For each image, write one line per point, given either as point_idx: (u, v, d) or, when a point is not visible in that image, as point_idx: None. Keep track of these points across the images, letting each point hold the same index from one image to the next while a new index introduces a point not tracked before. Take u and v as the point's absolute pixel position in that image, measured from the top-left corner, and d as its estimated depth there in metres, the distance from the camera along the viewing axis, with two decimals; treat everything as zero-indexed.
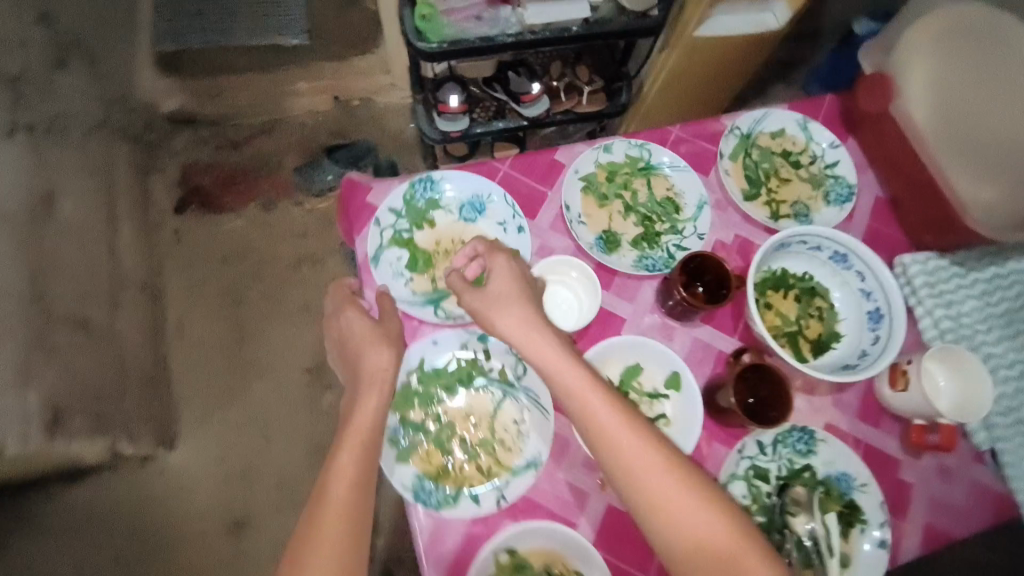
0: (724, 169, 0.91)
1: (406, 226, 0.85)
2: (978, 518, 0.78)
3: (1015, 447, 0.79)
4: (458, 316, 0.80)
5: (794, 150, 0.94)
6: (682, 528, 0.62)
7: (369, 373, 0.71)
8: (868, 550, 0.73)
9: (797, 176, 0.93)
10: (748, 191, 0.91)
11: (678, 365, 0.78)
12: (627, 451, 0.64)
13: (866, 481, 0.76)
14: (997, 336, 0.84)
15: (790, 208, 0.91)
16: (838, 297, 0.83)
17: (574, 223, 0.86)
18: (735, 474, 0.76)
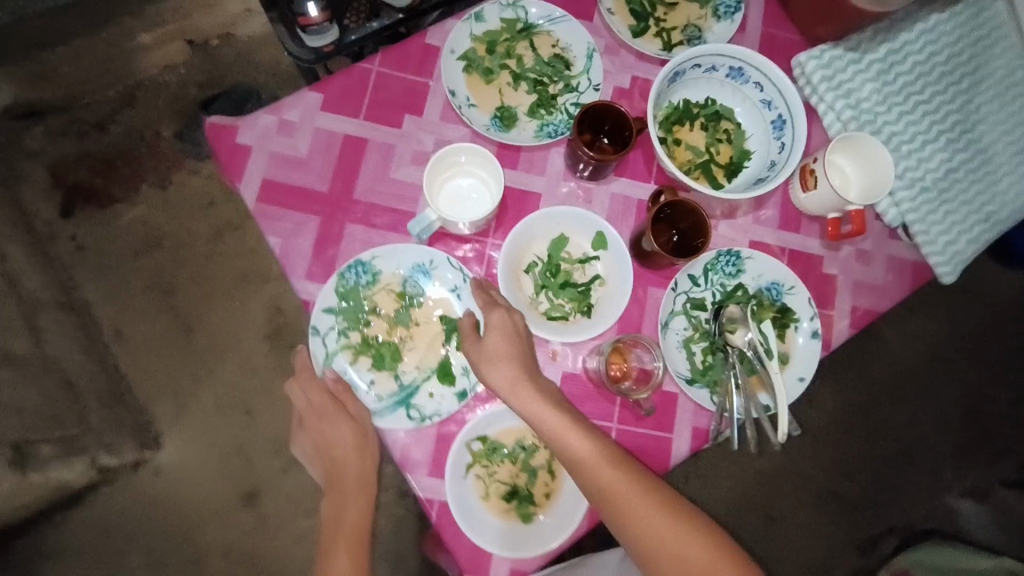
0: (606, 9, 0.85)
1: (348, 331, 0.74)
2: (900, 287, 0.84)
3: (921, 215, 0.82)
4: (432, 415, 0.73)
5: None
6: (625, 514, 0.66)
7: (356, 472, 0.77)
8: (803, 343, 0.79)
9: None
10: (637, 26, 0.86)
11: (600, 224, 0.77)
12: (551, 429, 0.67)
13: (794, 284, 0.80)
14: (895, 112, 0.85)
15: (683, 34, 0.86)
16: (742, 114, 0.83)
17: (464, 107, 0.80)
18: (674, 312, 0.78)
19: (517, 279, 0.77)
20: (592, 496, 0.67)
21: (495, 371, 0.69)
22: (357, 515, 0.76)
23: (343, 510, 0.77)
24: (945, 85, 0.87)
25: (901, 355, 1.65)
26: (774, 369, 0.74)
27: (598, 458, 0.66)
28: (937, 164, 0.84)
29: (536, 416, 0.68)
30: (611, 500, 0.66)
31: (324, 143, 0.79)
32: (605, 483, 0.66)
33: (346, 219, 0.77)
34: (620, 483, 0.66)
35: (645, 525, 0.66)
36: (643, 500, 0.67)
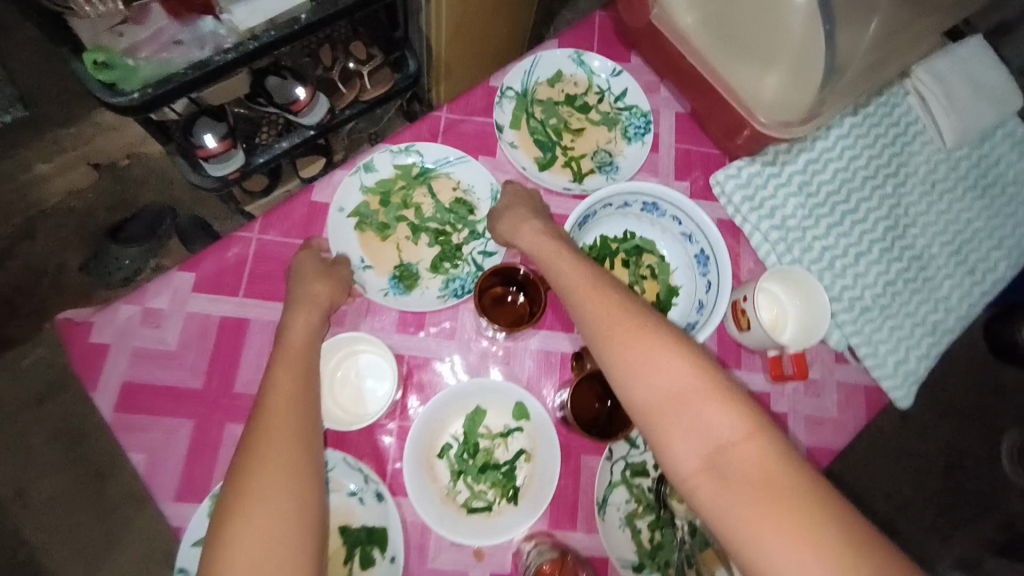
0: (508, 142, 0.79)
1: None
2: (854, 420, 0.76)
3: (865, 336, 0.77)
4: None
5: (578, 92, 0.83)
6: (742, 487, 0.50)
7: (302, 316, 0.63)
8: None
9: (590, 121, 0.82)
10: (543, 158, 0.80)
11: (520, 394, 0.68)
12: (596, 320, 0.58)
13: None
14: (823, 227, 0.80)
15: (593, 161, 0.81)
16: (664, 247, 0.76)
17: (359, 272, 0.72)
18: (613, 482, 0.69)
19: (430, 468, 0.67)
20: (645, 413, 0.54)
21: (529, 232, 0.68)
22: (287, 415, 0.54)
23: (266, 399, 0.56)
24: (868, 190, 0.82)
25: None
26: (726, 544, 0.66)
27: (708, 402, 0.53)
28: (874, 278, 0.79)
29: (628, 355, 0.56)
30: (730, 461, 0.51)
31: (197, 329, 0.69)
32: (726, 440, 0.52)
33: (226, 418, 0.67)
34: (735, 435, 0.52)
35: (778, 507, 0.48)
36: (771, 472, 0.50)
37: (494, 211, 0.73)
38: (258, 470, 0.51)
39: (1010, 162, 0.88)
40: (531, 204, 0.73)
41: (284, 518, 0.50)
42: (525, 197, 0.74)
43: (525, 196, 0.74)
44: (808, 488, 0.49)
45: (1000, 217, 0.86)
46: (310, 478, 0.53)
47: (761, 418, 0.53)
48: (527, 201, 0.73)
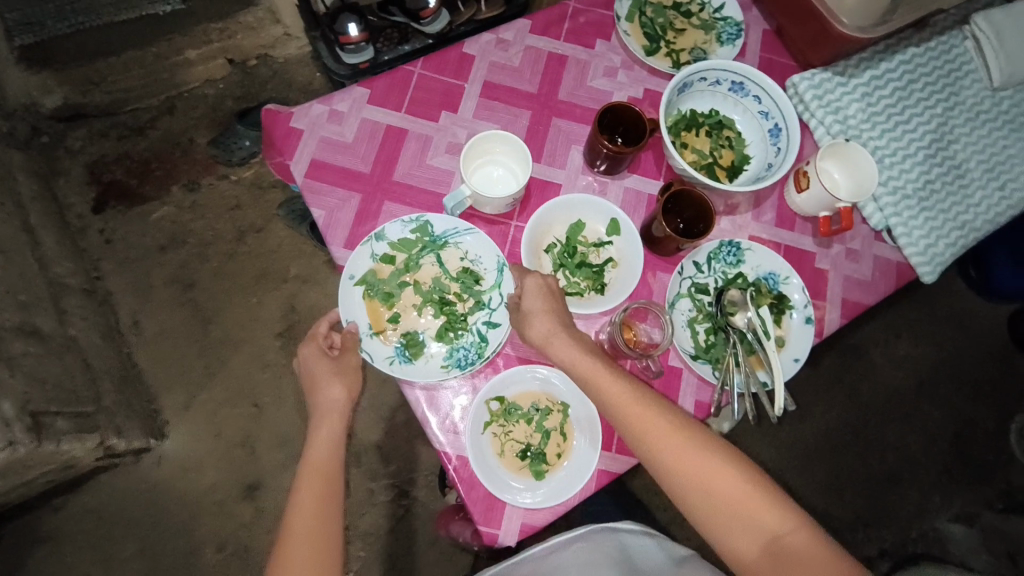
0: (622, 30, 0.96)
1: (385, 291, 0.81)
2: (884, 284, 0.92)
3: (904, 220, 0.91)
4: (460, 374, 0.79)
5: (683, 2, 1.00)
6: (720, 509, 0.70)
7: (325, 407, 0.77)
8: (797, 327, 0.86)
9: (690, 25, 0.99)
10: (649, 47, 0.97)
11: (613, 212, 0.85)
12: (596, 381, 0.74)
13: (789, 275, 0.88)
14: (878, 129, 0.95)
15: (689, 56, 0.98)
16: (741, 124, 0.93)
17: (365, 336, 0.79)
18: (680, 294, 0.86)
19: (537, 259, 0.84)
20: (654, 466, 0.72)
21: (535, 319, 0.76)
22: (324, 455, 0.75)
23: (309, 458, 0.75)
24: (921, 107, 0.97)
25: (892, 380, 1.72)
26: (771, 348, 0.82)
27: (690, 451, 0.71)
28: (917, 176, 0.94)
29: (627, 424, 0.73)
30: (717, 500, 0.70)
31: (369, 131, 0.88)
32: (716, 489, 0.70)
33: (385, 198, 0.86)
34: (711, 472, 0.70)
35: (746, 511, 0.69)
36: (739, 488, 0.70)
37: (519, 306, 0.77)
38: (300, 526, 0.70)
39: None
40: (551, 303, 0.77)
41: (313, 550, 0.69)
42: (547, 293, 0.78)
43: (547, 293, 0.78)
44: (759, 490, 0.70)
45: None
46: (326, 518, 0.71)
47: (725, 450, 0.72)
48: (553, 299, 0.78)
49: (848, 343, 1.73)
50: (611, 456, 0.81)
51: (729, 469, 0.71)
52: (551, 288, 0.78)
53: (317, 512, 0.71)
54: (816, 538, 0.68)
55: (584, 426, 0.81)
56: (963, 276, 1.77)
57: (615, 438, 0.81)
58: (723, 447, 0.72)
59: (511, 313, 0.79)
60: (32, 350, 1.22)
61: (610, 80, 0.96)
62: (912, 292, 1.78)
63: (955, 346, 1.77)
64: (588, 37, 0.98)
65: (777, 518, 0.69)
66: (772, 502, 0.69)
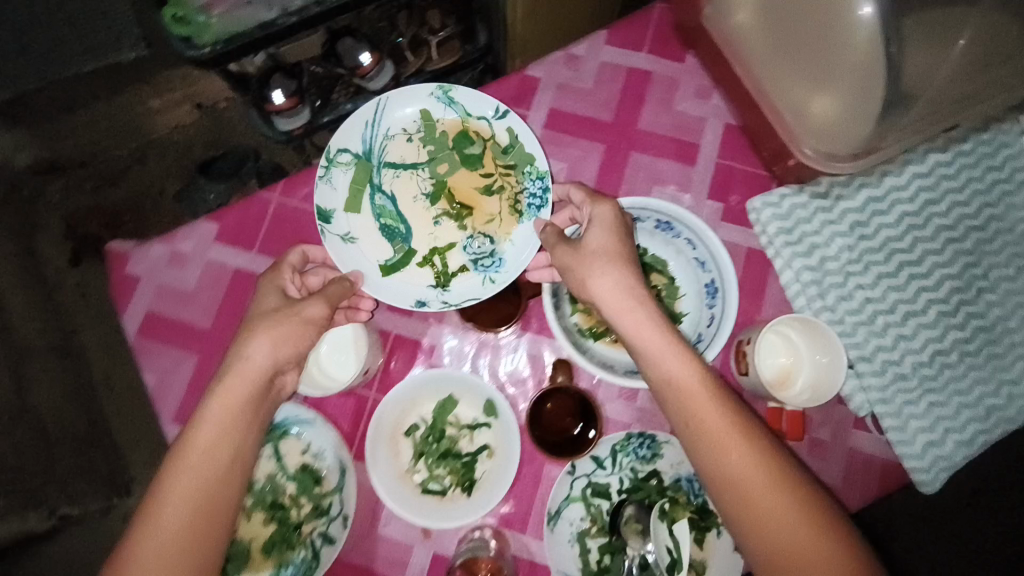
0: (342, 233, 0.72)
1: None
2: (861, 494, 0.68)
3: (894, 407, 0.67)
4: None
5: (451, 146, 0.75)
6: None
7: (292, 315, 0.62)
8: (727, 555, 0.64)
9: (456, 199, 0.75)
10: (394, 254, 0.73)
11: (491, 392, 0.68)
12: (667, 372, 0.55)
13: None
14: (869, 275, 0.70)
15: (456, 259, 0.73)
16: (676, 269, 0.71)
17: None
18: (570, 498, 0.67)
19: (394, 445, 0.69)
20: (715, 480, 0.52)
21: (599, 277, 0.59)
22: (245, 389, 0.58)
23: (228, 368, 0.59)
24: (940, 241, 0.70)
25: None
26: None
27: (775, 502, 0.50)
28: (921, 343, 0.68)
29: (703, 446, 0.53)
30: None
31: (212, 278, 0.75)
32: (807, 562, 0.48)
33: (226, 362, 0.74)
34: (802, 539, 0.49)
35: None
36: None
37: (582, 243, 0.62)
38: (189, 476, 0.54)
39: None
40: (620, 242, 0.61)
41: (199, 504, 0.53)
42: (614, 225, 0.62)
43: (616, 223, 0.62)
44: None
45: None
46: (238, 458, 0.56)
47: (823, 514, 0.50)
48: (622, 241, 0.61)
49: None
50: None
51: (833, 539, 0.49)
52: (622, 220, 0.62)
53: (225, 439, 0.56)
54: None
55: None
56: None
57: None
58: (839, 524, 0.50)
59: (555, 248, 0.63)
60: None
61: None
62: None
63: None
64: None
65: None
66: None
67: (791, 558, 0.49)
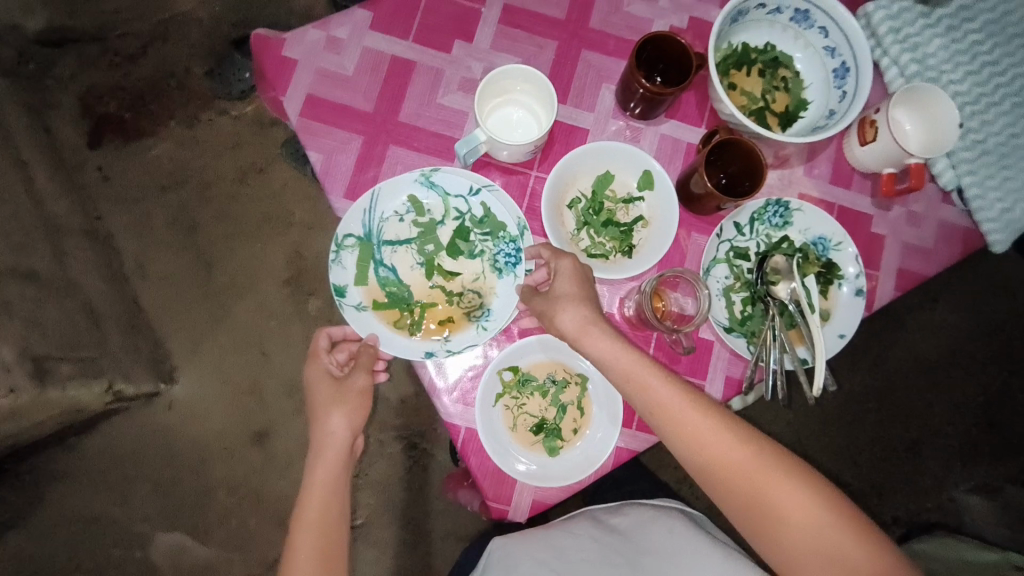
0: (352, 308, 0.71)
1: (417, 243, 0.75)
2: (947, 253, 0.81)
3: (978, 179, 0.80)
4: (469, 345, 0.71)
5: (435, 221, 0.75)
6: (782, 534, 0.62)
7: (354, 389, 0.73)
8: (847, 299, 0.77)
9: (447, 265, 0.75)
10: (399, 319, 0.73)
11: (647, 163, 0.75)
12: (636, 386, 0.66)
13: (844, 242, 0.78)
14: (960, 71, 0.81)
15: (451, 320, 0.73)
16: (802, 63, 0.80)
17: (351, 308, 0.71)
18: (717, 258, 0.77)
19: (559, 215, 0.75)
20: (689, 461, 0.65)
21: (566, 316, 0.68)
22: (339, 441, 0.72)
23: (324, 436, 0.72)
24: (1014, 45, 0.82)
25: (924, 344, 1.68)
26: (815, 323, 0.72)
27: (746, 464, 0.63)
28: (1001, 127, 0.81)
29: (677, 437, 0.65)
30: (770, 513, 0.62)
31: (371, 63, 0.77)
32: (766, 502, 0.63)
33: (391, 141, 0.76)
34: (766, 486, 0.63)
35: (812, 534, 0.61)
36: (805, 511, 0.61)
37: (550, 290, 0.69)
38: (315, 511, 0.69)
39: None
40: (585, 289, 0.69)
41: (320, 527, 0.68)
42: (582, 276, 0.69)
43: (580, 275, 0.69)
44: (832, 512, 0.61)
45: None
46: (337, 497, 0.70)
47: (784, 467, 0.63)
48: (586, 284, 0.69)
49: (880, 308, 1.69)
50: (632, 434, 0.73)
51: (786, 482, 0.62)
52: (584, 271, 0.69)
53: (327, 489, 0.70)
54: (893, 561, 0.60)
55: (602, 399, 0.73)
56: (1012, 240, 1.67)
57: (637, 415, 0.73)
58: (793, 469, 0.63)
59: (529, 301, 0.70)
60: (28, 293, 1.15)
61: (649, 6, 0.81)
62: None
63: (992, 347, 1.69)
64: None
65: (844, 539, 0.60)
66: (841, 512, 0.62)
67: (758, 503, 0.63)
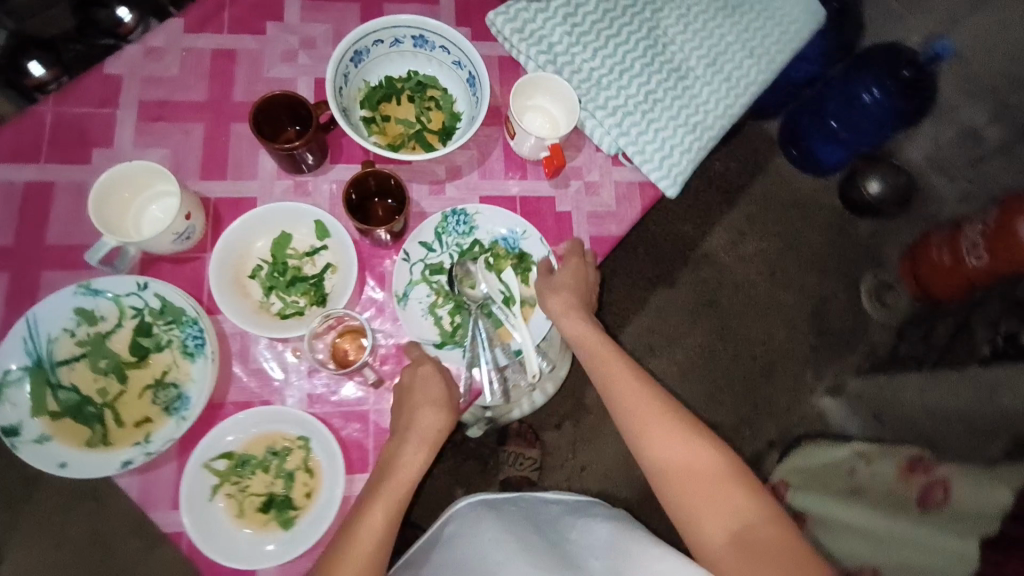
0: (28, 444, 0.63)
1: (96, 354, 0.69)
2: (631, 210, 0.87)
3: (632, 138, 0.86)
4: (165, 444, 0.66)
5: (109, 329, 0.69)
6: (689, 488, 0.68)
7: (432, 389, 0.71)
8: (546, 282, 0.81)
9: (135, 365, 0.69)
10: (92, 438, 0.65)
11: (316, 214, 0.76)
12: (591, 350, 0.79)
13: (527, 231, 0.81)
14: (588, 47, 0.87)
15: (148, 421, 0.67)
16: (444, 81, 0.84)
17: (28, 444, 0.63)
18: (413, 282, 0.78)
19: (242, 287, 0.75)
20: (625, 424, 0.74)
21: (553, 297, 0.78)
22: (433, 429, 0.71)
23: (413, 423, 0.70)
24: (628, 15, 0.90)
25: (745, 276, 1.79)
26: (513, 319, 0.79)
27: (676, 442, 0.70)
28: (636, 88, 0.87)
29: (618, 399, 0.76)
30: (682, 466, 0.69)
31: (1, 195, 0.73)
32: (678, 461, 0.69)
33: (41, 267, 0.72)
34: (680, 446, 0.70)
35: (699, 484, 0.67)
36: (712, 471, 0.68)
37: (552, 269, 0.80)
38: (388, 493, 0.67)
39: None
40: (580, 282, 0.79)
41: (387, 511, 0.66)
42: (579, 274, 0.80)
43: (583, 274, 0.80)
44: (731, 476, 0.67)
45: (750, 32, 0.94)
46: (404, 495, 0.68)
47: (701, 432, 0.71)
48: (583, 283, 0.80)
49: (699, 255, 1.77)
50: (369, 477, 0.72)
51: (684, 442, 0.70)
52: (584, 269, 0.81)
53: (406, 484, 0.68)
54: (787, 532, 0.63)
55: (327, 454, 0.72)
56: (787, 155, 1.83)
57: (370, 457, 0.73)
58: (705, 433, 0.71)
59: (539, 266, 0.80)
60: None
61: (290, 65, 0.84)
62: (746, 189, 1.84)
63: (802, 259, 1.81)
64: (254, 24, 0.85)
65: (741, 503, 0.65)
66: (742, 474, 0.67)
67: (673, 463, 0.70)
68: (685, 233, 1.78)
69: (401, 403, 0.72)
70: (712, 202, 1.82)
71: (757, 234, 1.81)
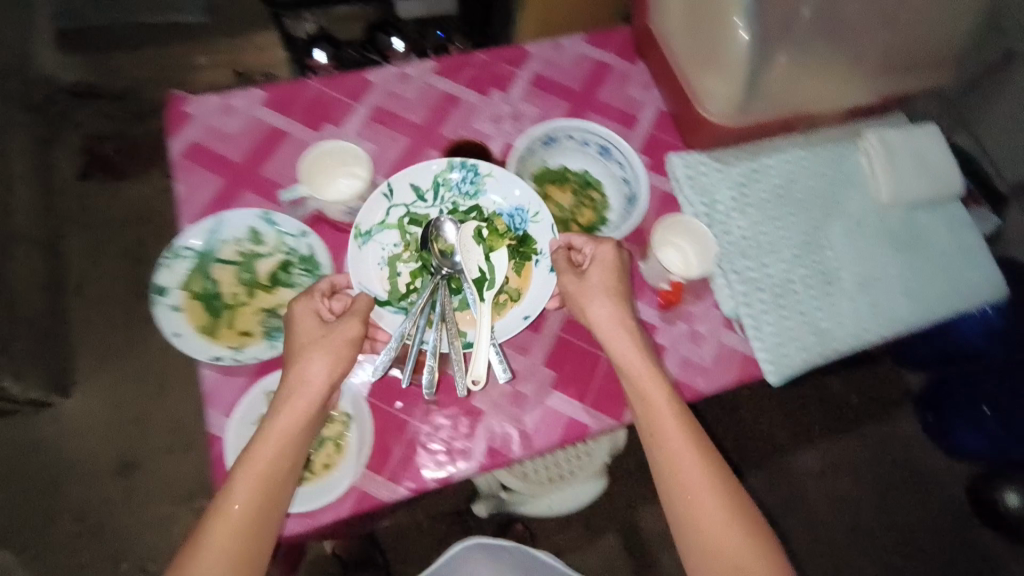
0: (167, 307, 0.79)
1: (244, 266, 0.84)
2: (722, 375, 0.87)
3: (754, 312, 0.86)
4: (250, 358, 0.77)
5: (263, 253, 0.84)
6: None
7: (335, 344, 0.73)
8: (540, 274, 0.84)
9: (265, 288, 0.84)
10: (205, 325, 0.79)
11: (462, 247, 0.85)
12: (649, 416, 0.75)
13: (537, 213, 0.86)
14: (748, 219, 0.92)
15: (247, 334, 0.79)
16: (608, 189, 0.94)
17: (166, 307, 0.79)
18: (388, 222, 0.86)
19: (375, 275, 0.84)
20: (679, 511, 0.73)
21: (598, 309, 0.78)
22: (316, 398, 0.71)
23: (288, 389, 0.71)
24: (799, 207, 0.93)
25: (820, 510, 1.59)
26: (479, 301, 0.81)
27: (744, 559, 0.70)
28: (776, 271, 0.89)
29: (675, 487, 0.73)
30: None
31: (252, 128, 0.94)
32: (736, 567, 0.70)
33: (248, 187, 0.91)
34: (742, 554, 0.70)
35: None
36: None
37: (587, 276, 0.80)
38: (262, 467, 0.68)
39: (938, 234, 0.95)
40: (622, 282, 0.80)
41: (259, 488, 0.67)
42: (617, 267, 0.80)
43: (617, 263, 0.80)
44: None
45: (916, 273, 0.92)
46: (281, 479, 0.68)
47: (766, 543, 0.71)
48: (624, 295, 0.79)
49: (779, 464, 1.60)
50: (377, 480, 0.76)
51: (749, 548, 0.70)
52: (624, 263, 0.81)
53: (279, 454, 0.68)
54: None
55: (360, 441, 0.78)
56: (919, 418, 1.64)
57: (388, 464, 0.77)
58: (769, 543, 0.71)
59: (564, 265, 0.81)
60: None
61: (495, 126, 1.00)
62: (860, 425, 1.65)
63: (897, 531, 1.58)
64: (485, 86, 1.02)
65: None
66: None
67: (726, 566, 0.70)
68: (775, 437, 1.63)
69: (294, 358, 0.73)
70: (819, 419, 1.65)
71: (853, 478, 1.61)
